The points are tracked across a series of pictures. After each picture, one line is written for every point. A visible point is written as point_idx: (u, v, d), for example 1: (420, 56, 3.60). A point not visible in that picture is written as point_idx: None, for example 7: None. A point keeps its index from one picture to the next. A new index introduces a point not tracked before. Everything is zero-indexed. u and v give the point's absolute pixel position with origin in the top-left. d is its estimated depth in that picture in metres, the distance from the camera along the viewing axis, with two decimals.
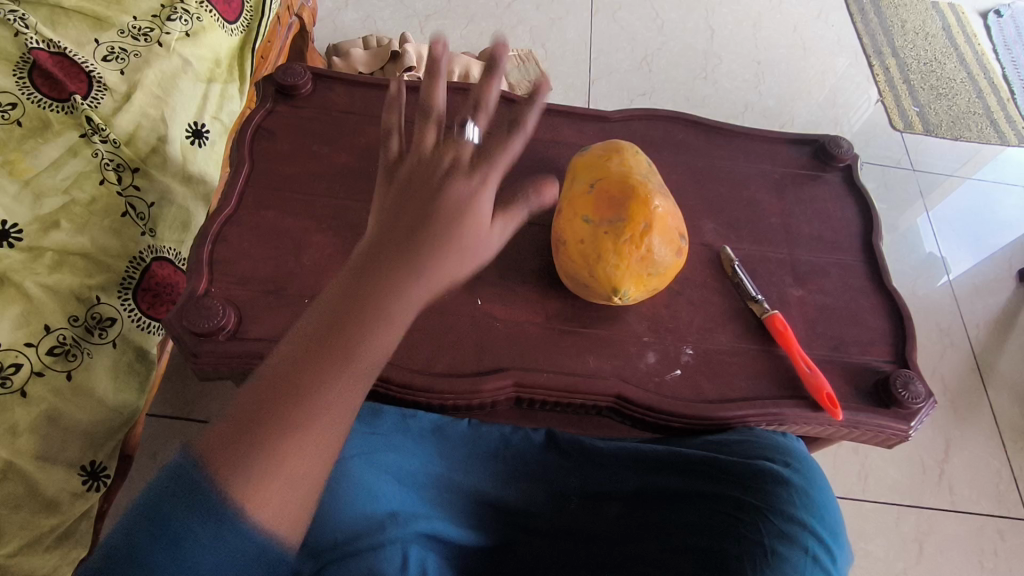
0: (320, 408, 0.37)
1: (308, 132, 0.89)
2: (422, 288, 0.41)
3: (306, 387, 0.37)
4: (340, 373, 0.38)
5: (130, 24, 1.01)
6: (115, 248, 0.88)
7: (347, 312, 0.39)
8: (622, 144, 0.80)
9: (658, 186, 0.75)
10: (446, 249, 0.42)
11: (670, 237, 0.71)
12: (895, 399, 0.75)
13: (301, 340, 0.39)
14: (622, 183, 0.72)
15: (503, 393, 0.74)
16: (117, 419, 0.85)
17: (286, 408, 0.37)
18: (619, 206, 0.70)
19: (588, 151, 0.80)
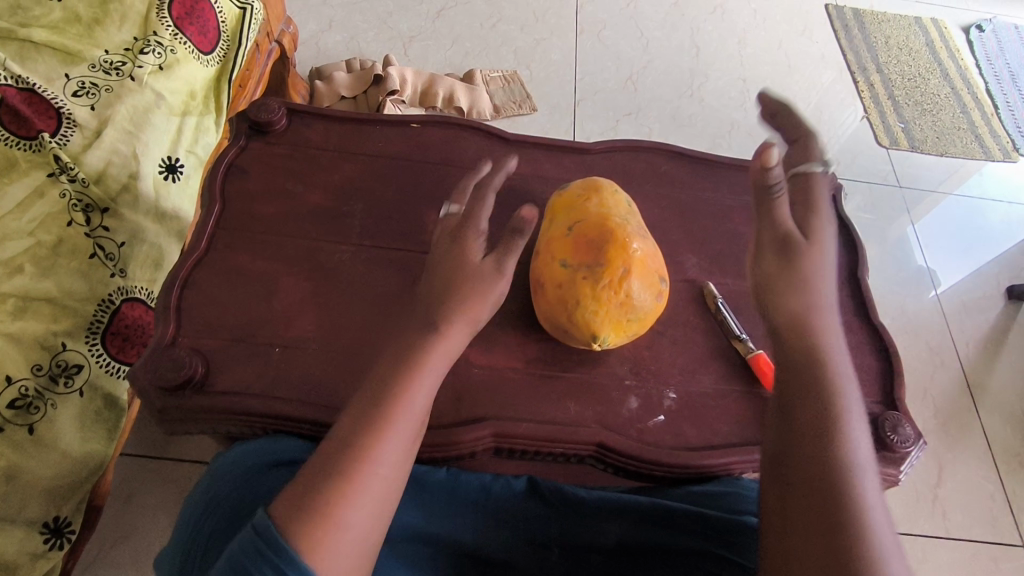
0: (379, 459, 0.49)
1: (281, 169, 0.87)
2: (455, 333, 0.57)
3: (367, 440, 0.49)
4: (393, 426, 0.50)
5: (102, 58, 0.98)
6: (81, 292, 0.86)
7: (400, 374, 0.53)
8: (601, 182, 0.79)
9: (638, 227, 0.73)
10: (446, 331, 0.57)
11: (650, 279, 0.69)
12: (884, 443, 0.74)
13: (363, 404, 0.51)
14: (600, 225, 0.70)
15: (481, 444, 0.72)
16: (83, 470, 0.83)
17: (353, 455, 0.48)
18: (597, 250, 0.68)
19: (568, 188, 0.79)
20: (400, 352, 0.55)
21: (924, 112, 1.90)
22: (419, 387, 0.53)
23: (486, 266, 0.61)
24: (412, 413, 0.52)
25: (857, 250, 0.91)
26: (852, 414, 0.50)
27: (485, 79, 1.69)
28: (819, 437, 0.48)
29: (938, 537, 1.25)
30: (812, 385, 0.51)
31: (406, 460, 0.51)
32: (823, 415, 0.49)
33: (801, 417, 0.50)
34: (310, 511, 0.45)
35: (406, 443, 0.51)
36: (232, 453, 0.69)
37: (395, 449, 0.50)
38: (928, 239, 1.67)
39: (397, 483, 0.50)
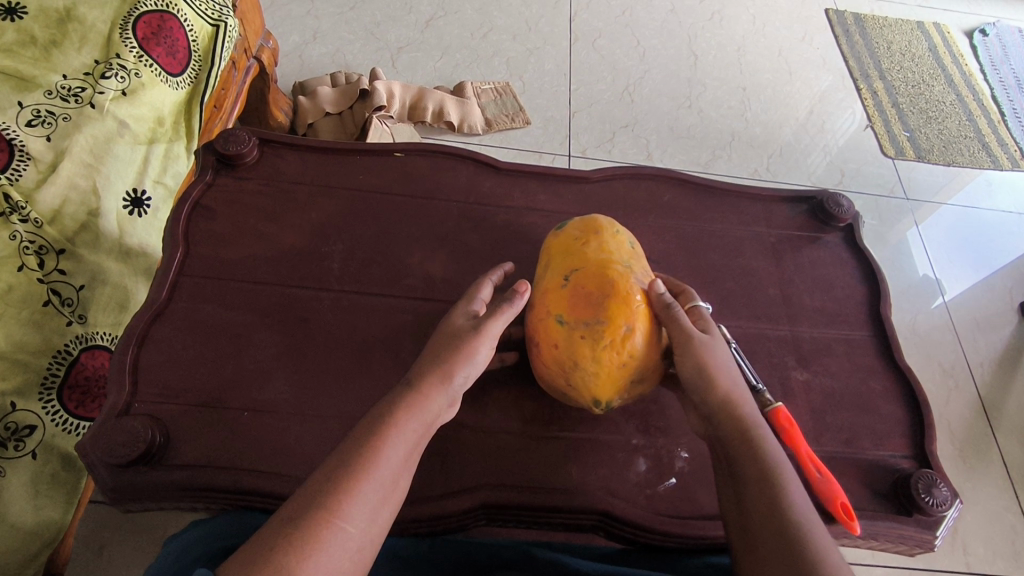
0: (347, 515, 0.47)
1: (253, 208, 0.80)
2: (438, 396, 0.58)
3: (336, 495, 0.48)
4: (365, 483, 0.49)
5: (59, 83, 0.89)
6: (34, 343, 0.78)
7: (378, 433, 0.53)
8: (601, 218, 0.72)
9: (642, 275, 0.68)
10: (433, 384, 0.58)
11: (655, 337, 0.64)
12: (918, 506, 0.68)
13: (336, 459, 0.50)
14: (602, 275, 0.64)
15: (473, 516, 0.65)
16: (35, 543, 0.74)
17: (320, 510, 0.46)
18: (598, 304, 0.62)
19: (566, 225, 0.72)
20: (379, 409, 0.55)
21: (930, 120, 1.82)
22: (394, 444, 0.53)
23: (467, 326, 0.63)
24: (385, 472, 0.51)
25: (879, 287, 0.85)
26: (793, 481, 0.55)
27: (476, 91, 1.62)
28: (771, 503, 0.53)
29: (959, 574, 1.13)
30: (756, 457, 0.56)
31: (375, 522, 0.49)
32: (770, 486, 0.54)
33: (756, 485, 0.54)
34: (264, 566, 0.43)
35: (376, 502, 0.49)
36: (180, 538, 0.62)
37: (366, 510, 0.49)
38: (934, 247, 1.57)
39: (365, 546, 0.48)
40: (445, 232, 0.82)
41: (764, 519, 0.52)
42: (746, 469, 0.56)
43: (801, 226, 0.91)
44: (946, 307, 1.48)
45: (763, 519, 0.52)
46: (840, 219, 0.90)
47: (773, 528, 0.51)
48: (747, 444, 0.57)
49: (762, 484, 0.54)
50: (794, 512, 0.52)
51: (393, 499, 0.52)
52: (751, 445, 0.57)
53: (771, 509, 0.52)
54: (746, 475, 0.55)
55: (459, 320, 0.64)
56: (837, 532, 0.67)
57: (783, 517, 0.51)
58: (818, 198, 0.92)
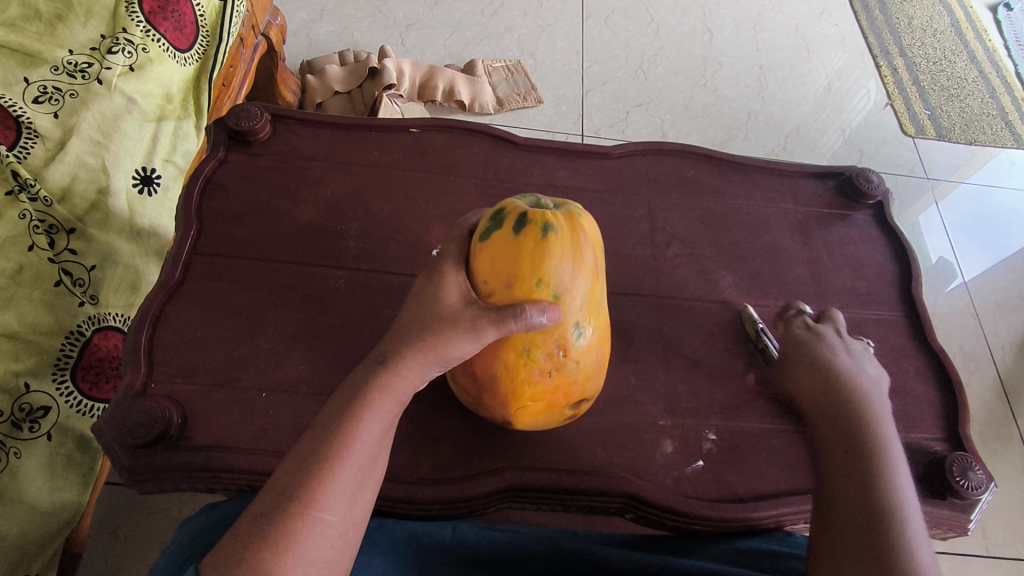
0: (324, 505, 0.45)
1: (267, 185, 0.78)
2: (413, 372, 0.52)
3: (311, 484, 0.45)
4: (341, 469, 0.47)
5: (65, 59, 0.87)
6: (47, 324, 0.77)
7: (350, 413, 0.49)
8: (525, 250, 0.57)
9: (554, 347, 0.58)
10: (410, 363, 0.52)
11: (545, 419, 0.62)
12: (952, 489, 0.66)
13: (307, 446, 0.47)
14: (494, 362, 0.58)
15: (496, 498, 0.63)
16: (54, 524, 0.73)
17: (295, 503, 0.44)
18: (489, 388, 0.59)
19: (490, 244, 0.58)
20: (353, 383, 0.51)
21: (952, 98, 1.77)
22: (370, 425, 0.49)
23: (461, 313, 0.54)
24: (361, 455, 0.48)
25: (910, 266, 0.83)
26: (900, 474, 0.52)
27: (487, 69, 1.58)
28: (860, 477, 0.52)
29: (978, 557, 1.12)
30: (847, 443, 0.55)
31: (356, 505, 0.47)
32: (864, 469, 0.52)
33: (848, 469, 0.53)
34: (241, 567, 0.42)
35: (355, 485, 0.47)
36: (192, 523, 0.60)
37: (346, 497, 0.46)
38: (955, 226, 1.54)
39: (347, 532, 0.46)
40: (464, 210, 0.80)
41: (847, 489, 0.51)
42: (840, 448, 0.55)
43: (829, 204, 0.88)
44: (967, 289, 1.45)
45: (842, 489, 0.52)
46: (870, 196, 0.88)
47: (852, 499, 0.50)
48: (842, 432, 0.57)
49: (854, 461, 0.53)
50: (884, 496, 0.50)
51: (372, 476, 0.49)
52: (859, 429, 0.56)
53: (858, 482, 0.51)
54: (841, 452, 0.55)
55: (452, 299, 0.56)
56: None
57: (867, 492, 0.50)
58: (847, 174, 0.90)
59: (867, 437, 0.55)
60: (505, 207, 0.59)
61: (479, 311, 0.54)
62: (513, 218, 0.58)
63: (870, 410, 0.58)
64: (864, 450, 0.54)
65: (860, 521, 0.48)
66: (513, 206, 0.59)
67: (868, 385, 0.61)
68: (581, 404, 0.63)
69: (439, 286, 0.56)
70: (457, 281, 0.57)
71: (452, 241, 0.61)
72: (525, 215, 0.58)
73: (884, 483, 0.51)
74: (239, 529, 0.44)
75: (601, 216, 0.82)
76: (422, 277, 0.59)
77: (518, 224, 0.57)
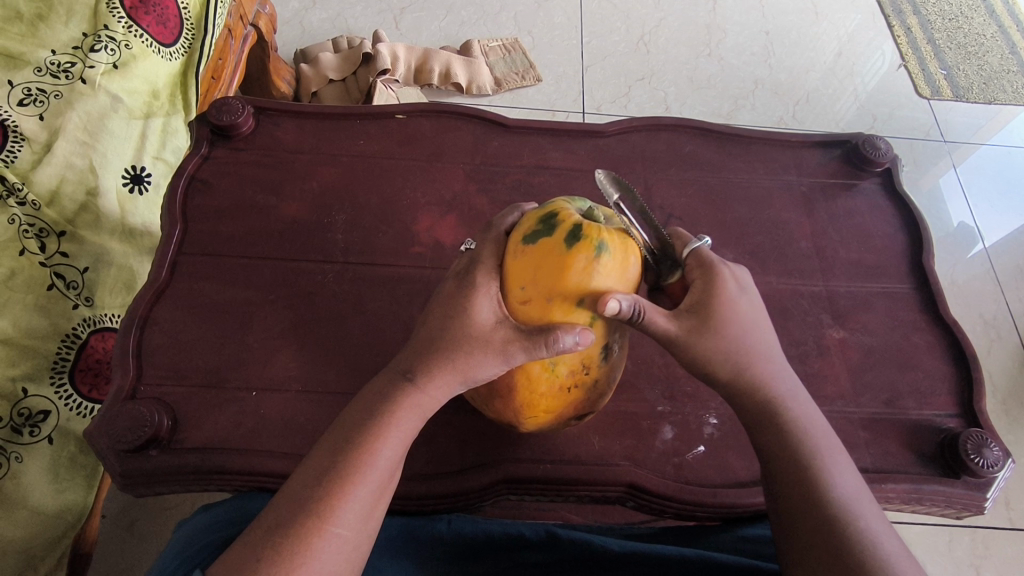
0: (340, 520, 0.44)
1: (252, 180, 0.77)
2: (438, 389, 0.50)
3: (327, 499, 0.44)
4: (359, 485, 0.45)
5: (48, 59, 0.85)
6: (41, 328, 0.76)
7: (371, 427, 0.47)
8: (574, 266, 0.52)
9: (578, 363, 0.54)
10: (436, 376, 0.49)
11: (551, 424, 0.58)
12: (967, 467, 0.63)
13: (325, 461, 0.46)
14: (514, 371, 0.53)
15: (494, 491, 0.62)
16: (61, 525, 0.74)
17: (311, 517, 0.43)
18: (503, 393, 0.55)
19: (538, 250, 0.53)
20: (375, 395, 0.49)
21: (969, 56, 1.69)
22: (391, 442, 0.47)
23: (494, 326, 0.50)
24: (380, 472, 0.46)
25: (920, 235, 0.80)
26: (830, 464, 0.49)
27: (483, 49, 1.54)
28: (812, 494, 0.47)
29: (1003, 530, 1.05)
30: (779, 439, 0.50)
31: (372, 519, 0.46)
32: (805, 474, 0.49)
33: (789, 476, 0.49)
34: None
35: (372, 500, 0.46)
36: (191, 523, 0.57)
37: (363, 510, 0.45)
38: (974, 190, 1.47)
39: (363, 544, 0.45)
40: (454, 197, 0.78)
41: (804, 513, 0.47)
42: (777, 459, 0.50)
43: (834, 173, 0.85)
44: (987, 253, 1.38)
45: (801, 513, 0.47)
46: (877, 163, 0.84)
47: (812, 527, 0.46)
48: (769, 425, 0.51)
49: (795, 472, 0.49)
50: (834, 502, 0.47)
51: (389, 492, 0.48)
52: (780, 417, 0.51)
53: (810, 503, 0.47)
54: (780, 467, 0.50)
55: (485, 317, 0.50)
56: (877, 496, 0.64)
57: (824, 513, 0.46)
58: (853, 142, 0.86)
59: (796, 437, 0.50)
60: (557, 213, 0.54)
61: (511, 333, 0.50)
62: (565, 229, 0.53)
63: (777, 391, 0.52)
64: (803, 453, 0.49)
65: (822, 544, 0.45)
66: (566, 214, 0.54)
67: (761, 346, 0.52)
68: (586, 415, 0.59)
69: (467, 290, 0.51)
70: (491, 292, 0.51)
71: (489, 240, 0.55)
72: (580, 228, 0.53)
73: (832, 494, 0.47)
74: (246, 545, 0.43)
75: (595, 196, 0.79)
76: (452, 280, 0.53)
77: (573, 235, 0.52)
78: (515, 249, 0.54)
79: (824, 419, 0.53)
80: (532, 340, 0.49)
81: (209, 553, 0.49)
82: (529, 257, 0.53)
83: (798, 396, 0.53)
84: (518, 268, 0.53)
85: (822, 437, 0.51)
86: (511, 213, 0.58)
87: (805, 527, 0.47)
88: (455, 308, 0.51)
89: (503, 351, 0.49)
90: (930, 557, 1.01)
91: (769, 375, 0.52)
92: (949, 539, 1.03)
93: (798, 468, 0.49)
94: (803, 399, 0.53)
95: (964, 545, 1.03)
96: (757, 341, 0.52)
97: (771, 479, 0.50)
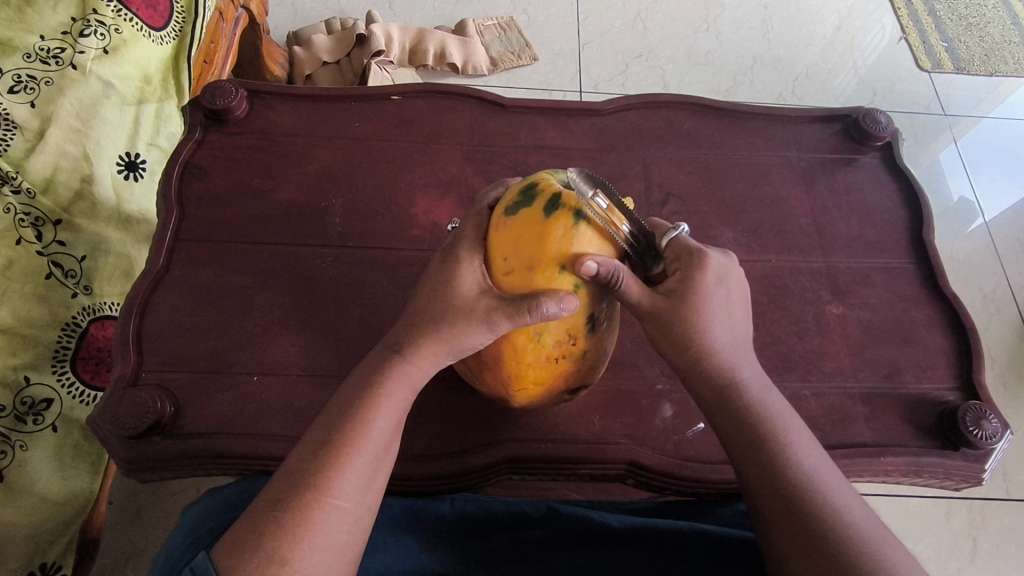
0: (338, 491, 0.44)
1: (247, 164, 0.77)
2: (428, 360, 0.50)
3: (325, 471, 0.44)
4: (355, 456, 0.45)
5: (37, 45, 0.85)
6: (41, 317, 0.76)
7: (363, 400, 0.48)
8: (554, 234, 0.51)
9: (565, 333, 0.54)
10: (426, 347, 0.49)
11: (542, 397, 0.59)
12: (966, 439, 0.64)
13: (320, 435, 0.46)
14: (500, 342, 0.53)
15: (496, 470, 0.63)
16: (68, 512, 0.74)
17: (309, 489, 0.44)
18: (491, 365, 0.56)
19: (518, 221, 0.53)
20: (366, 370, 0.50)
21: (970, 27, 1.67)
22: (382, 414, 0.47)
23: (479, 298, 0.50)
24: (375, 443, 0.46)
25: (921, 210, 0.79)
26: (794, 438, 0.48)
27: (479, 28, 1.52)
28: (775, 467, 0.47)
29: (1000, 501, 1.06)
30: (735, 420, 0.50)
31: (372, 490, 0.46)
32: (767, 451, 0.47)
33: (750, 453, 0.48)
34: (256, 554, 0.41)
35: (369, 471, 0.46)
36: (197, 506, 0.57)
37: (361, 482, 0.45)
38: (974, 164, 1.46)
39: (362, 516, 0.45)
40: (450, 179, 0.77)
41: (765, 491, 0.46)
42: (734, 439, 0.49)
43: (834, 148, 0.84)
44: (986, 227, 1.38)
45: (760, 489, 0.47)
46: (877, 137, 0.83)
47: (779, 506, 0.45)
48: (726, 405, 0.50)
49: (755, 451, 0.48)
50: (798, 476, 0.46)
51: (388, 463, 0.48)
52: (738, 398, 0.50)
53: (776, 478, 0.46)
54: (740, 446, 0.49)
55: (468, 287, 0.50)
56: (876, 469, 0.64)
57: (790, 487, 0.46)
58: (853, 116, 0.85)
59: (760, 415, 0.49)
60: (537, 183, 0.54)
61: (494, 303, 0.50)
62: (545, 198, 0.53)
63: (738, 377, 0.51)
64: (760, 433, 0.48)
65: (791, 517, 0.44)
66: (547, 183, 0.54)
67: (726, 339, 0.51)
68: (578, 387, 0.59)
69: (454, 266, 0.51)
70: (475, 265, 0.52)
71: (473, 217, 0.56)
72: (559, 196, 0.53)
73: (796, 468, 0.47)
74: (247, 524, 0.43)
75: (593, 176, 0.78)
76: (438, 255, 0.54)
77: (551, 204, 0.52)
78: (498, 220, 0.54)
79: (784, 399, 0.52)
80: (513, 308, 0.49)
81: (215, 536, 0.49)
82: (510, 228, 0.53)
83: (760, 381, 0.52)
84: (500, 239, 0.53)
85: (784, 415, 0.50)
86: (495, 188, 0.58)
87: (764, 503, 0.46)
88: (444, 282, 0.51)
89: (487, 320, 0.49)
90: (928, 529, 1.02)
91: (730, 359, 0.51)
92: (948, 511, 1.04)
93: (754, 446, 0.48)
94: (762, 383, 0.51)
95: (962, 517, 1.04)
96: (725, 335, 0.51)
97: (733, 458, 0.49)
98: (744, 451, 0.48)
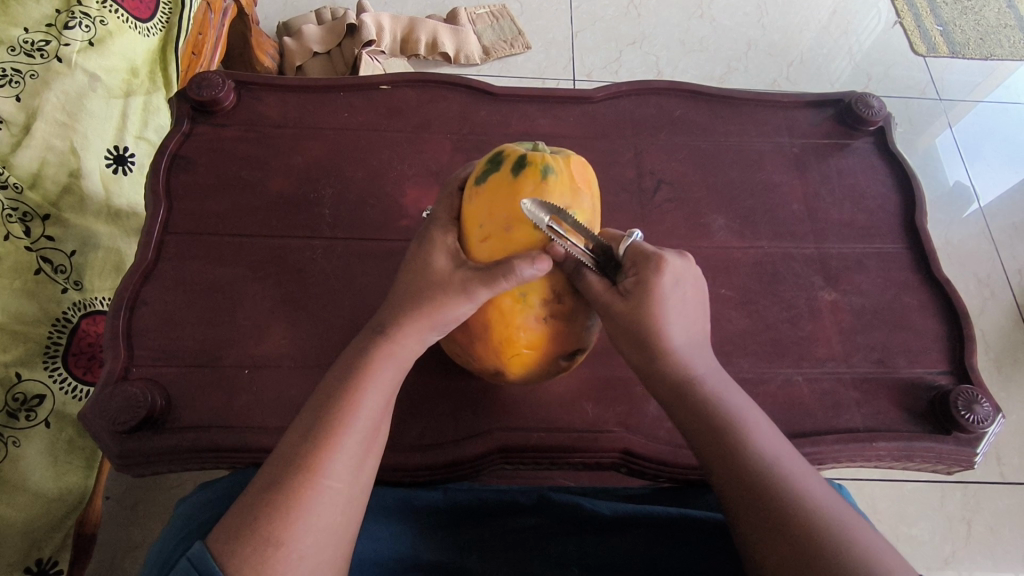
0: (330, 471, 0.44)
1: (236, 155, 0.76)
2: (413, 338, 0.50)
3: (315, 452, 0.44)
4: (346, 435, 0.45)
5: (21, 37, 0.84)
6: (31, 313, 0.76)
7: (351, 380, 0.48)
8: (524, 194, 0.51)
9: (551, 291, 0.54)
10: (411, 325, 0.49)
11: (537, 366, 0.58)
12: (957, 423, 0.64)
13: (309, 416, 0.46)
14: (486, 307, 0.53)
15: (490, 459, 0.63)
16: (61, 508, 0.74)
17: (302, 470, 0.43)
18: (480, 335, 0.55)
19: (488, 187, 0.52)
20: (352, 352, 0.50)
21: (965, 11, 1.66)
22: (370, 393, 0.47)
23: (457, 274, 0.50)
24: (364, 421, 0.46)
25: (914, 194, 0.79)
26: (755, 428, 0.48)
27: (471, 17, 1.50)
28: (740, 456, 0.47)
29: (993, 484, 1.06)
30: (695, 414, 0.50)
31: (364, 471, 0.46)
32: (727, 444, 0.47)
33: (711, 446, 0.48)
34: (252, 537, 0.41)
35: (361, 451, 0.46)
36: (190, 499, 0.57)
37: (352, 461, 0.45)
38: (969, 148, 1.46)
39: (354, 496, 0.45)
40: (441, 169, 0.77)
41: (728, 482, 0.46)
42: (695, 433, 0.49)
43: (826, 133, 0.84)
44: (982, 213, 1.37)
45: (725, 480, 0.47)
46: (869, 122, 0.83)
47: (741, 496, 0.45)
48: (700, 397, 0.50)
49: (716, 444, 0.48)
50: (761, 465, 0.46)
51: (378, 443, 0.48)
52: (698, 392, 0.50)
53: (740, 468, 0.46)
54: (701, 440, 0.49)
55: (446, 265, 0.51)
56: (869, 454, 0.64)
57: (756, 474, 0.45)
58: (845, 101, 0.84)
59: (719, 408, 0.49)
60: (501, 151, 0.54)
61: (470, 273, 0.49)
62: (510, 162, 0.53)
63: (698, 372, 0.51)
64: (719, 426, 0.48)
65: (759, 504, 0.44)
66: (511, 149, 0.54)
67: (682, 336, 0.51)
68: (574, 354, 0.59)
69: (432, 250, 0.52)
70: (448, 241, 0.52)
71: (446, 198, 0.56)
72: (524, 157, 0.52)
73: (759, 457, 0.46)
74: (238, 509, 0.43)
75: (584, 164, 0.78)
76: (416, 240, 0.54)
77: (515, 166, 0.52)
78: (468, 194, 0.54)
79: (743, 392, 0.52)
80: (494, 271, 0.48)
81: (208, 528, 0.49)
82: (479, 198, 0.52)
83: (719, 376, 0.52)
84: (472, 212, 0.53)
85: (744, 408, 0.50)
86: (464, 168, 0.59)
87: (732, 492, 0.46)
88: (427, 264, 0.51)
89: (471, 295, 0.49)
90: (922, 512, 1.03)
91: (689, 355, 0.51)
92: (941, 495, 1.05)
93: (716, 439, 0.48)
94: (721, 378, 0.51)
95: (956, 501, 1.04)
96: (680, 333, 0.51)
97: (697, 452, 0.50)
98: (708, 443, 0.48)
